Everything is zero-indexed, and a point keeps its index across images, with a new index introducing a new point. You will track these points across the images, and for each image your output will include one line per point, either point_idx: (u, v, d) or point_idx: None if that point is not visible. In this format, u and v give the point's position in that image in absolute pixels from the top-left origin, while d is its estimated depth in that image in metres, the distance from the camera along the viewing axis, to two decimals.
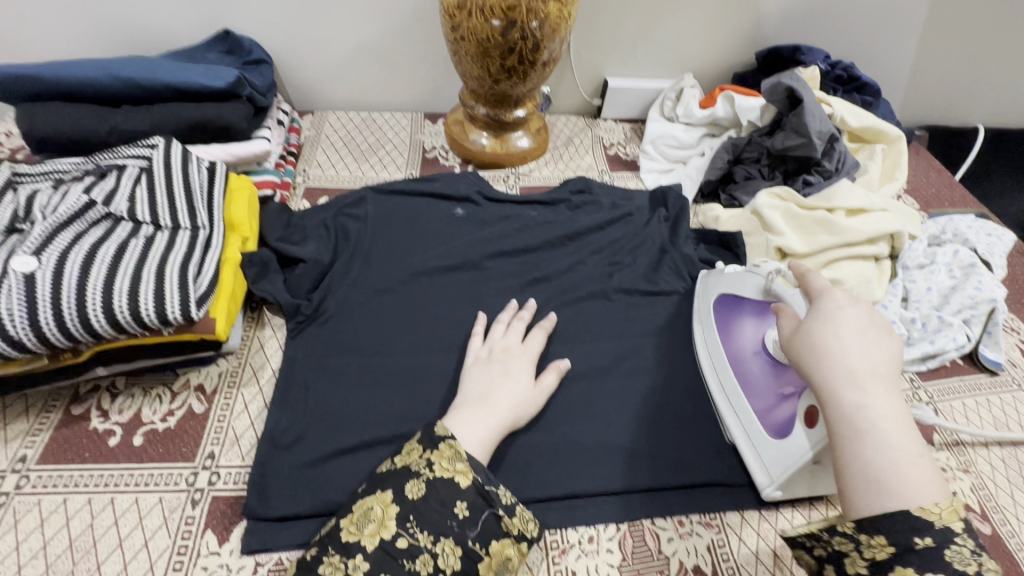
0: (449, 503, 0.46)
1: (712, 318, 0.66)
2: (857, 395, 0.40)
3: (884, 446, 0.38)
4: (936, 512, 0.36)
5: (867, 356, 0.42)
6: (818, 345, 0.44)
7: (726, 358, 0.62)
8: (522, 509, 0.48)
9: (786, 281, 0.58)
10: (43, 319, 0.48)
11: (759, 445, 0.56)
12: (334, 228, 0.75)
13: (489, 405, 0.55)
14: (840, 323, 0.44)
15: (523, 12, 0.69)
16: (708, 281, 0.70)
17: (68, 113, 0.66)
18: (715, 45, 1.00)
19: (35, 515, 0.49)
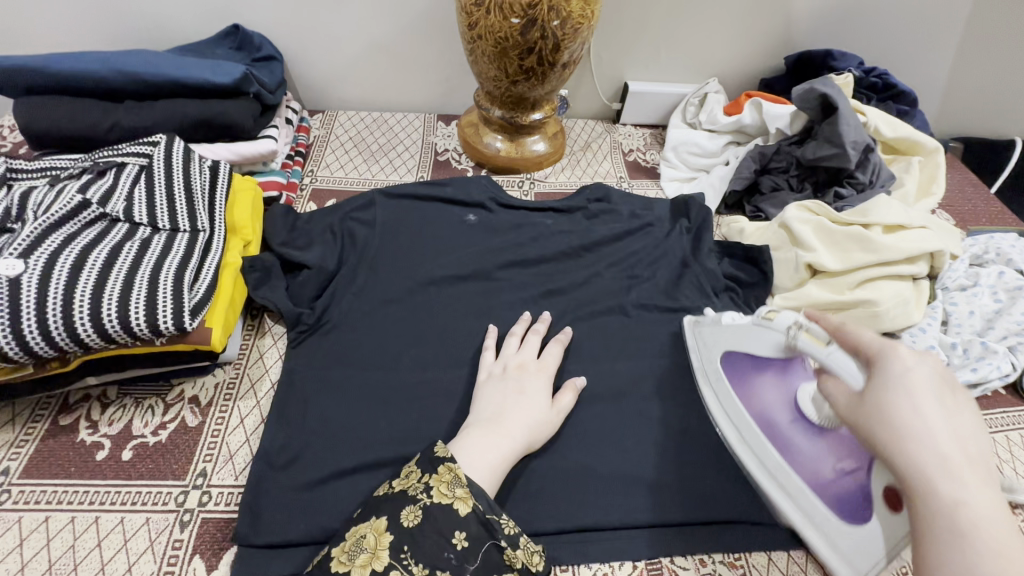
0: (447, 532, 0.42)
1: (727, 381, 0.59)
2: (946, 482, 0.31)
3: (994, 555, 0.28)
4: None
5: (954, 431, 0.33)
6: (890, 415, 0.35)
7: (758, 427, 0.55)
8: (527, 540, 0.44)
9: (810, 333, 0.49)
10: (27, 327, 0.45)
11: (831, 531, 0.48)
12: (341, 232, 0.72)
13: (502, 429, 0.51)
14: (912, 384, 0.35)
15: (544, 11, 0.66)
16: (705, 339, 0.62)
17: (68, 108, 0.64)
18: (742, 49, 0.96)
19: (14, 534, 0.47)
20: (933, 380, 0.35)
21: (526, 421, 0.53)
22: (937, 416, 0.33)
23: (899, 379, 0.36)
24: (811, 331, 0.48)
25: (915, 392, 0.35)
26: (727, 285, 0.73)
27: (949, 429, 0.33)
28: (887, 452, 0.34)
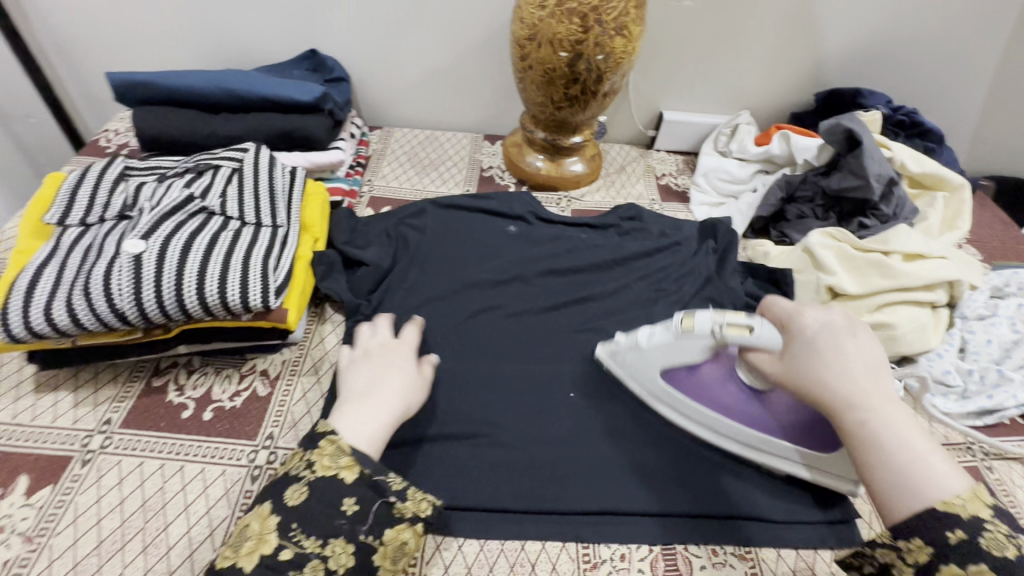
0: (335, 501, 0.46)
1: (680, 396, 0.61)
2: (860, 413, 0.46)
3: (901, 447, 0.44)
4: (960, 504, 0.40)
5: (856, 374, 0.47)
6: (816, 366, 0.49)
7: (730, 420, 0.60)
8: (415, 491, 0.49)
9: (734, 325, 0.55)
10: (146, 296, 0.53)
11: (820, 465, 0.57)
12: (395, 236, 0.80)
13: (373, 398, 0.54)
14: (821, 345, 0.49)
15: (590, 47, 0.73)
16: (633, 364, 0.63)
17: (175, 117, 0.74)
18: (773, 85, 1.01)
19: (116, 473, 0.54)
20: (839, 329, 0.50)
21: (406, 398, 0.56)
22: (846, 360, 0.48)
23: (819, 339, 0.50)
24: (731, 322, 0.55)
25: (829, 345, 0.49)
26: (748, 303, 0.77)
27: (858, 367, 0.48)
28: (815, 393, 0.48)
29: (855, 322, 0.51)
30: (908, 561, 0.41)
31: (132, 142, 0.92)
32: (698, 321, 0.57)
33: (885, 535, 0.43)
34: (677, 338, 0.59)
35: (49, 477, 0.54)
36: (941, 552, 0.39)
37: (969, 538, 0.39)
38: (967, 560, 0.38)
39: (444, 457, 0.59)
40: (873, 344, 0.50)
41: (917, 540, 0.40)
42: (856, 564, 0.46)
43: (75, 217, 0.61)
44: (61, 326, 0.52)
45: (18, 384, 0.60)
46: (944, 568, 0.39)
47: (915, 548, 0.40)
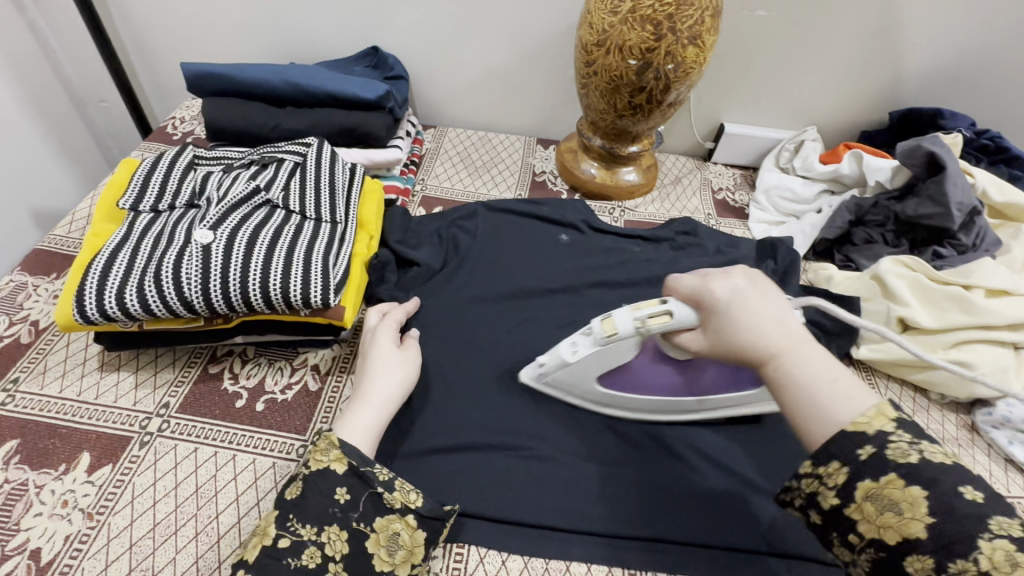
0: (328, 490, 0.47)
1: (621, 394, 0.61)
2: (774, 363, 0.43)
3: (811, 378, 0.42)
4: (867, 421, 0.39)
5: (769, 326, 0.45)
6: (732, 330, 0.45)
7: (667, 398, 0.61)
8: (403, 482, 0.50)
9: (658, 317, 0.51)
10: (213, 287, 0.54)
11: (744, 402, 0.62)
12: (447, 237, 0.80)
13: (362, 398, 0.54)
14: (734, 310, 0.46)
15: (661, 55, 0.71)
16: (567, 381, 0.61)
17: (242, 109, 0.76)
18: (844, 101, 0.97)
19: (171, 458, 0.55)
20: (747, 289, 0.47)
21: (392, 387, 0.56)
22: (758, 314, 0.45)
23: (732, 301, 0.46)
24: (650, 313, 0.52)
25: (739, 309, 0.46)
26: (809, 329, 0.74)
27: (768, 316, 0.45)
28: (731, 352, 0.46)
29: (758, 277, 0.48)
30: (829, 485, 0.40)
31: (197, 131, 0.95)
32: (618, 323, 0.54)
33: (806, 464, 0.42)
34: (602, 346, 0.56)
35: (109, 456, 0.55)
36: (856, 472, 0.39)
37: (880, 452, 0.38)
38: (879, 472, 0.38)
39: (491, 467, 0.58)
40: (778, 294, 0.48)
41: (836, 462, 0.40)
42: (785, 505, 0.44)
43: (146, 203, 0.62)
44: (133, 312, 0.53)
45: (84, 362, 0.62)
46: (861, 485, 0.38)
47: (834, 472, 0.40)
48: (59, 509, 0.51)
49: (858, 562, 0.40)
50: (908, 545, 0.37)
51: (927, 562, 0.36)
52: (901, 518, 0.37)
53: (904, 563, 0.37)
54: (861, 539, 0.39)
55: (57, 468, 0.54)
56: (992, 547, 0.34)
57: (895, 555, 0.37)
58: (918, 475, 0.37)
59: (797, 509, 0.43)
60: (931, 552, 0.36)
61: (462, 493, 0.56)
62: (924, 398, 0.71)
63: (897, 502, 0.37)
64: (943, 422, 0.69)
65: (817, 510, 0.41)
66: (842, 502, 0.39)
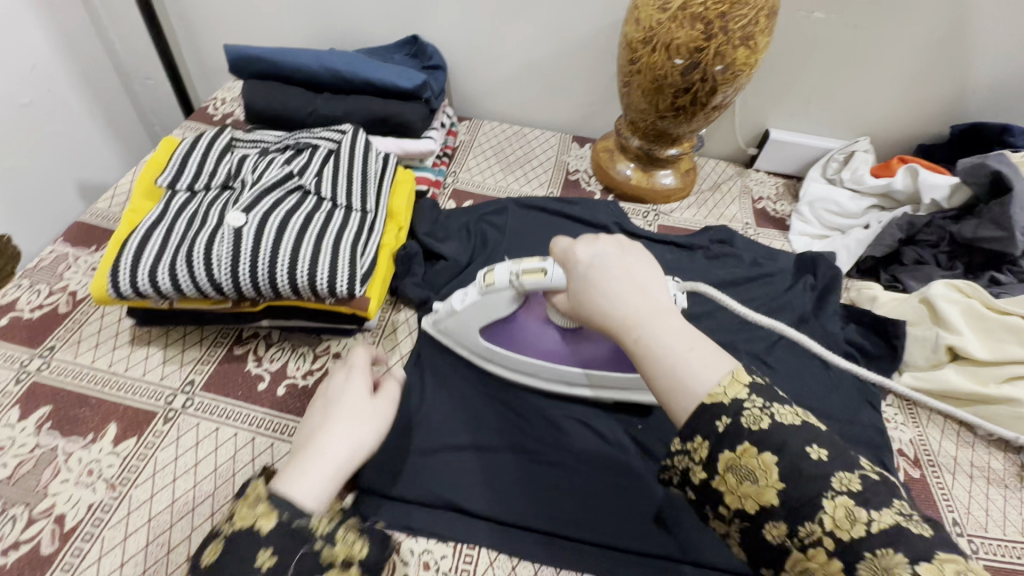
0: (249, 554, 0.37)
1: (502, 351, 0.63)
2: (632, 333, 0.43)
3: (669, 350, 0.40)
4: (721, 392, 0.37)
5: (627, 293, 0.44)
6: (592, 295, 0.46)
7: (545, 361, 0.62)
8: (346, 533, 0.42)
9: (528, 271, 0.54)
10: (242, 270, 0.55)
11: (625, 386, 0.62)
12: (475, 233, 0.79)
13: (309, 449, 0.45)
14: (596, 276, 0.46)
15: (711, 55, 0.68)
16: (454, 330, 0.63)
17: (281, 93, 0.76)
18: (901, 112, 0.92)
19: (194, 435, 0.56)
20: (609, 255, 0.48)
21: (351, 436, 0.47)
22: (614, 279, 0.45)
23: (590, 265, 0.47)
24: (525, 269, 0.54)
25: (597, 273, 0.46)
26: (847, 351, 0.71)
27: (627, 282, 0.45)
28: (598, 322, 0.46)
29: (627, 245, 0.49)
30: (696, 461, 0.38)
31: (237, 113, 0.96)
32: (498, 276, 0.56)
33: (676, 441, 0.39)
34: (483, 295, 0.58)
35: (135, 430, 0.56)
36: (718, 443, 0.37)
37: (736, 422, 0.36)
38: (735, 442, 0.36)
39: (506, 469, 0.58)
40: (647, 264, 0.48)
41: (699, 436, 0.37)
42: (668, 484, 0.42)
43: (183, 182, 0.63)
44: (164, 290, 0.54)
45: (117, 335, 0.63)
46: (721, 456, 0.36)
47: (698, 445, 0.37)
48: (84, 477, 0.52)
49: (732, 534, 0.38)
50: (766, 513, 0.35)
51: (782, 528, 0.34)
52: (758, 488, 0.35)
53: (764, 531, 0.35)
54: (728, 511, 0.37)
55: (85, 436, 0.55)
56: (835, 505, 0.33)
57: (756, 524, 0.35)
58: (768, 440, 0.35)
59: (675, 486, 0.41)
60: (785, 518, 0.34)
61: (476, 495, 0.56)
62: (970, 432, 0.67)
63: (753, 471, 0.35)
64: (989, 460, 0.64)
65: (691, 485, 0.39)
66: (709, 475, 0.37)
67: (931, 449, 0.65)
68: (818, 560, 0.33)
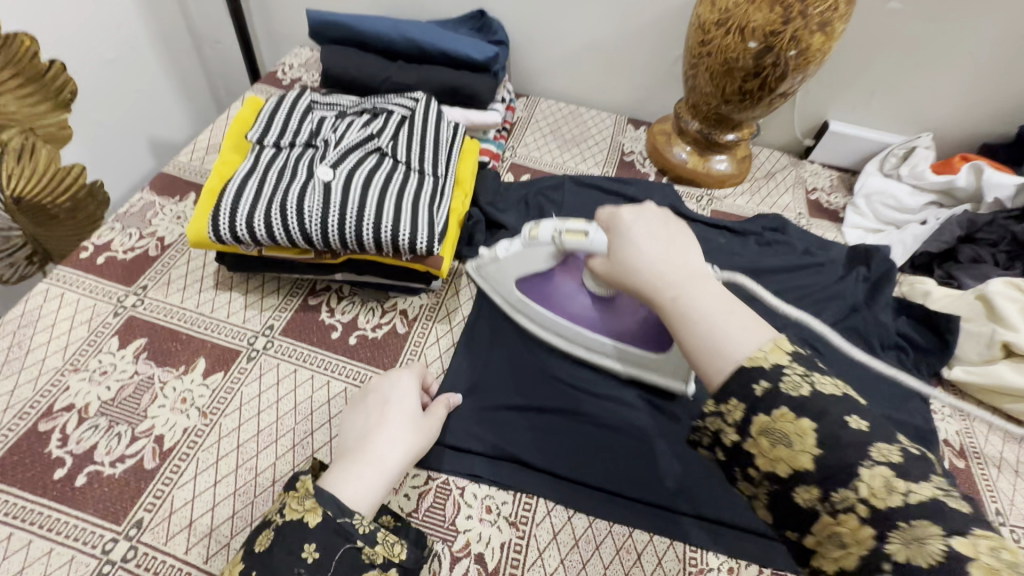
0: (296, 546, 0.42)
1: (532, 304, 0.67)
2: (670, 291, 0.42)
3: (706, 312, 0.40)
4: (764, 356, 0.36)
5: (665, 256, 0.44)
6: (628, 250, 0.46)
7: (572, 322, 0.66)
8: (388, 534, 0.45)
9: (571, 233, 0.57)
10: (331, 223, 0.58)
11: (646, 362, 0.64)
12: (533, 206, 0.81)
13: (367, 450, 0.49)
14: (634, 237, 0.46)
15: (786, 40, 0.68)
16: (493, 275, 0.68)
17: (358, 59, 0.79)
18: (967, 110, 0.90)
19: (275, 374, 0.60)
20: (651, 217, 0.48)
21: (401, 446, 0.50)
22: (652, 241, 0.46)
23: (630, 223, 0.47)
24: (569, 229, 0.58)
25: (636, 231, 0.47)
26: (899, 343, 0.72)
27: (664, 245, 0.45)
28: (631, 277, 0.45)
29: (671, 213, 0.49)
30: (728, 423, 0.37)
31: (305, 79, 1.00)
32: (543, 231, 0.60)
33: (709, 403, 0.38)
34: (525, 246, 0.62)
35: (222, 365, 0.60)
36: (753, 407, 0.35)
37: (775, 387, 0.35)
38: (771, 406, 0.35)
39: (565, 429, 0.60)
40: (689, 231, 0.48)
41: (733, 398, 0.36)
42: (695, 445, 0.40)
43: (270, 138, 0.66)
44: (259, 236, 0.58)
45: (202, 279, 0.68)
46: (755, 420, 0.35)
47: (732, 408, 0.36)
48: (179, 404, 0.57)
49: (759, 497, 0.37)
50: (798, 477, 0.34)
51: (814, 493, 0.33)
52: (791, 451, 0.34)
53: (793, 495, 0.34)
54: (758, 473, 0.36)
55: (178, 367, 0.60)
56: (873, 474, 0.32)
57: (786, 487, 0.35)
58: (808, 406, 0.34)
59: (703, 447, 0.39)
60: (818, 483, 0.33)
61: (534, 451, 0.58)
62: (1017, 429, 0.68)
63: (787, 435, 0.34)
64: None
65: (721, 446, 0.38)
66: (740, 437, 0.36)
67: (978, 442, 0.66)
68: (848, 525, 0.32)
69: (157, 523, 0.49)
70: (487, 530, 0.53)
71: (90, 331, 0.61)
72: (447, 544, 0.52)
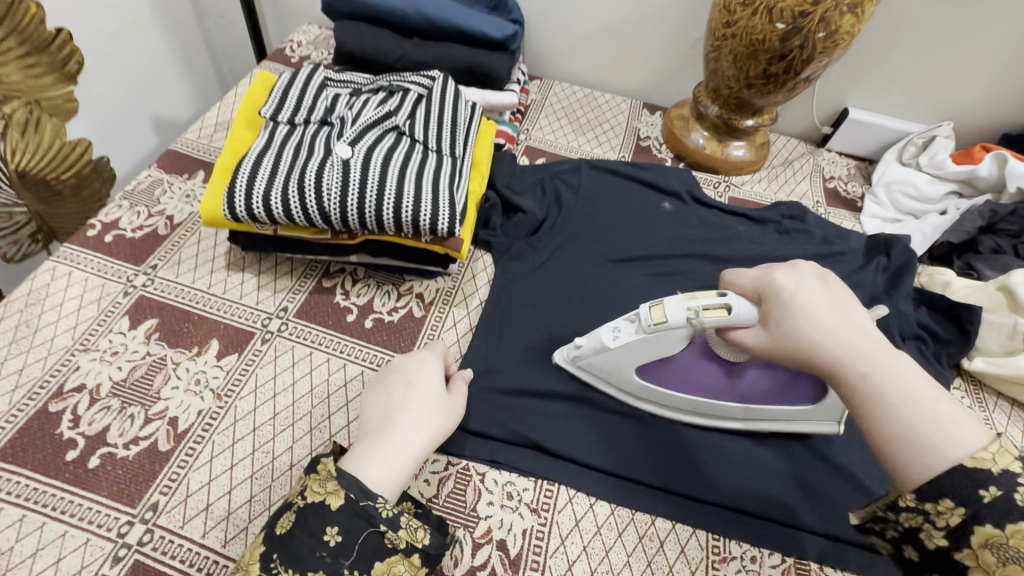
0: (318, 529, 0.41)
1: (658, 389, 0.58)
2: (861, 374, 0.40)
3: (907, 397, 0.38)
4: (988, 458, 0.34)
5: (846, 330, 0.42)
6: (799, 321, 0.43)
7: (708, 400, 0.57)
8: (410, 519, 0.44)
9: (715, 312, 0.49)
10: (350, 203, 0.57)
11: (795, 418, 0.58)
12: (550, 190, 0.79)
13: (389, 432, 0.47)
14: (804, 307, 0.43)
15: (815, 22, 0.66)
16: (604, 367, 0.58)
17: (371, 35, 0.76)
18: (990, 99, 0.89)
19: (289, 357, 0.59)
20: (812, 283, 0.45)
21: (426, 427, 0.49)
22: (825, 311, 0.43)
23: (798, 292, 0.44)
24: (706, 305, 0.49)
25: (805, 300, 0.44)
26: (918, 333, 0.71)
27: (840, 315, 0.43)
28: (806, 351, 0.42)
29: (827, 275, 0.46)
30: (938, 525, 0.35)
31: (313, 57, 0.97)
32: (671, 313, 0.51)
33: (907, 497, 0.36)
34: (650, 333, 0.53)
35: (235, 347, 0.59)
36: (974, 515, 0.33)
37: (1006, 496, 0.33)
38: (1003, 519, 0.33)
39: (585, 418, 0.59)
40: (851, 296, 0.46)
41: (947, 500, 0.34)
42: (877, 533, 0.40)
43: (284, 115, 0.64)
44: (276, 215, 0.56)
45: (213, 259, 0.66)
46: (979, 530, 0.33)
47: (945, 510, 0.34)
48: (193, 386, 0.55)
49: None
50: None
51: None
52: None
53: None
54: None
55: (191, 348, 0.58)
56: None
57: None
58: None
59: (890, 539, 0.39)
60: None
61: (555, 437, 0.58)
62: None
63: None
64: None
65: (917, 545, 0.37)
66: (953, 545, 0.35)
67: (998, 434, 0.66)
68: None
69: (173, 506, 0.48)
70: (508, 516, 0.52)
71: (100, 310, 0.60)
72: (468, 531, 0.51)
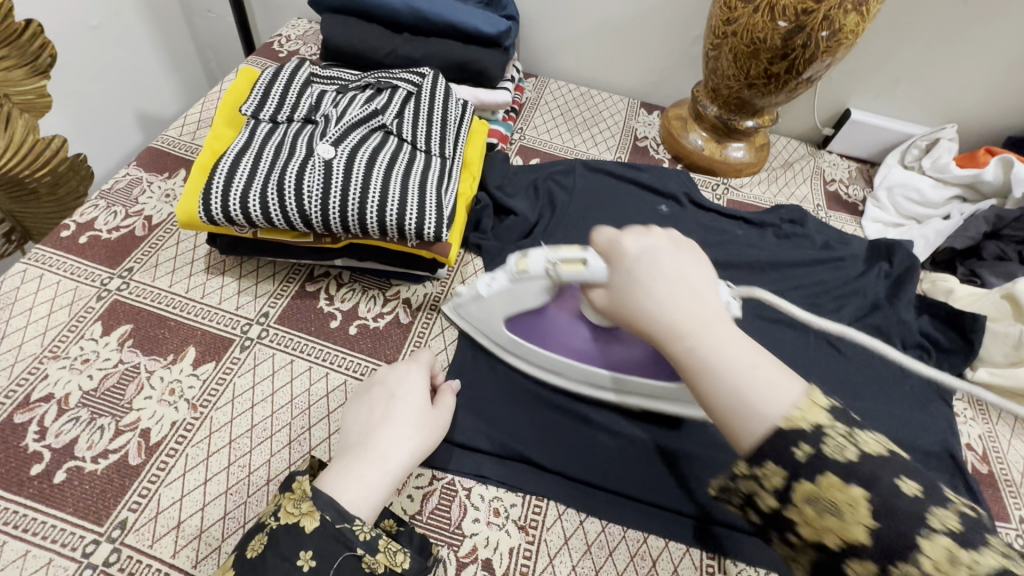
0: (291, 553, 0.38)
1: (527, 344, 0.59)
2: (683, 346, 0.38)
3: (730, 367, 0.36)
4: (800, 416, 0.33)
5: (681, 299, 0.39)
6: (636, 292, 0.41)
7: (572, 359, 0.58)
8: (388, 542, 0.41)
9: (569, 263, 0.48)
10: (332, 206, 0.54)
11: (663, 396, 0.57)
12: (543, 192, 0.77)
13: (368, 448, 0.45)
14: (643, 278, 0.41)
15: (818, 20, 0.64)
16: (477, 317, 0.59)
17: (360, 30, 0.74)
18: (996, 101, 0.87)
19: (269, 365, 0.57)
20: (660, 251, 0.42)
21: (409, 443, 0.47)
22: (662, 282, 0.40)
23: (640, 256, 0.42)
24: (564, 259, 0.48)
25: (643, 269, 0.41)
26: (920, 342, 0.69)
27: (677, 283, 0.40)
28: (640, 324, 0.40)
29: (681, 242, 0.43)
30: (765, 487, 0.33)
31: (303, 52, 0.94)
32: (532, 263, 0.51)
33: (740, 463, 0.35)
34: (513, 282, 0.53)
35: (212, 354, 0.57)
36: (794, 473, 0.32)
37: (818, 452, 0.32)
38: (816, 473, 0.31)
39: (576, 429, 0.57)
40: (702, 264, 0.43)
41: (769, 462, 0.33)
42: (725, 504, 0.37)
43: (266, 112, 0.62)
44: (254, 218, 0.54)
45: (192, 261, 0.64)
46: (798, 487, 0.32)
47: (769, 473, 0.33)
48: (167, 396, 0.53)
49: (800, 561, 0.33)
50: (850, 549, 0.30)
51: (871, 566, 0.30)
52: (841, 523, 0.31)
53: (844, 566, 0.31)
54: (800, 540, 0.33)
55: (166, 356, 0.56)
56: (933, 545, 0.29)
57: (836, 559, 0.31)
58: (857, 471, 0.31)
59: (735, 507, 0.36)
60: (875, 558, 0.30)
61: (545, 449, 0.56)
62: None
63: (835, 505, 0.31)
64: None
65: (755, 509, 0.35)
66: (781, 505, 0.33)
67: (1000, 446, 0.64)
68: None
69: (142, 523, 0.46)
70: (495, 534, 0.50)
71: (71, 316, 0.57)
72: (453, 550, 0.49)
